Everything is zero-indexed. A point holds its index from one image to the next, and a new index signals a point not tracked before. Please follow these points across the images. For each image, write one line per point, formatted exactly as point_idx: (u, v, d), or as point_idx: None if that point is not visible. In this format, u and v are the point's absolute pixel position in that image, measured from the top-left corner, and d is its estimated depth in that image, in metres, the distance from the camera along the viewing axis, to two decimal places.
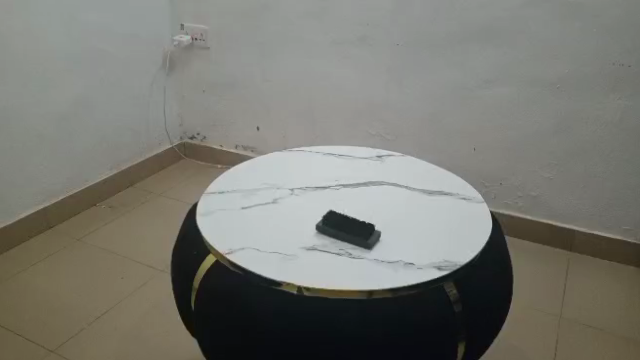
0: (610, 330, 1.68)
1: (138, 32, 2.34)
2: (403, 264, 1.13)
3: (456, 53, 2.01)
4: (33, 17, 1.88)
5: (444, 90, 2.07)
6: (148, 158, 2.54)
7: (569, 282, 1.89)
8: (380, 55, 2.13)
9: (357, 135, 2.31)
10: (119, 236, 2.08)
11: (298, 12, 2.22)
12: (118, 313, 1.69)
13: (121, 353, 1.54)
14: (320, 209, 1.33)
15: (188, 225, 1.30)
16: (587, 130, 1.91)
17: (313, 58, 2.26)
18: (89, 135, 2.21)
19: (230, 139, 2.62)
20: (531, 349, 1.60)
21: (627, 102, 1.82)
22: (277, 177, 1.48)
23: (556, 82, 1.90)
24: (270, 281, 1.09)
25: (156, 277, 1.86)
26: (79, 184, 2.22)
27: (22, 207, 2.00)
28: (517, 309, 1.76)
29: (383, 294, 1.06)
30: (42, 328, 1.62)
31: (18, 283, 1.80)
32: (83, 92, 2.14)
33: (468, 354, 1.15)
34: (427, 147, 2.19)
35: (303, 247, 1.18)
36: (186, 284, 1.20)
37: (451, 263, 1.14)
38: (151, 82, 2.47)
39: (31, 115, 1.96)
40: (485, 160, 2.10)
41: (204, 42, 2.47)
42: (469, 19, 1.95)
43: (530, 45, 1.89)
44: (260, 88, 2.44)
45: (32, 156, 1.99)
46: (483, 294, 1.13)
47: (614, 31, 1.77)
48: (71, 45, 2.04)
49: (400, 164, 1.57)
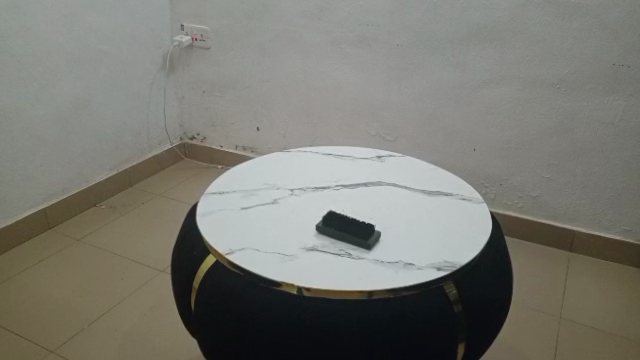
0: (609, 330, 1.69)
1: (138, 31, 2.33)
2: (403, 264, 1.12)
3: (455, 54, 2.01)
4: (34, 17, 1.88)
5: (443, 91, 2.07)
6: (147, 158, 2.54)
7: (569, 283, 1.90)
8: (380, 55, 2.13)
9: (357, 135, 2.31)
10: (119, 236, 2.08)
11: (297, 12, 2.21)
12: (118, 313, 1.69)
13: (122, 354, 1.53)
14: (320, 209, 1.33)
15: (189, 225, 1.30)
16: (587, 130, 1.91)
17: (313, 58, 2.26)
18: (89, 135, 2.21)
19: (230, 139, 2.62)
20: (532, 349, 1.60)
21: (626, 103, 1.83)
22: (277, 177, 1.48)
23: (556, 83, 1.90)
24: (269, 281, 1.08)
25: (156, 278, 1.85)
26: (80, 184, 2.22)
27: (23, 207, 2.00)
28: (518, 309, 1.76)
29: (383, 294, 1.06)
30: (41, 328, 1.61)
31: (18, 283, 1.79)
32: (83, 92, 2.13)
33: (469, 354, 1.15)
34: (427, 147, 2.19)
35: (303, 248, 1.17)
36: (186, 285, 1.20)
37: (452, 263, 1.13)
38: (151, 81, 2.46)
39: (31, 115, 1.95)
40: (486, 161, 2.11)
41: (204, 42, 2.46)
42: (469, 19, 1.95)
43: (530, 46, 1.90)
44: (259, 87, 2.43)
45: (32, 156, 1.99)
46: (483, 294, 1.14)
47: (614, 31, 1.77)
48: (70, 44, 2.03)
49: (399, 164, 1.58)
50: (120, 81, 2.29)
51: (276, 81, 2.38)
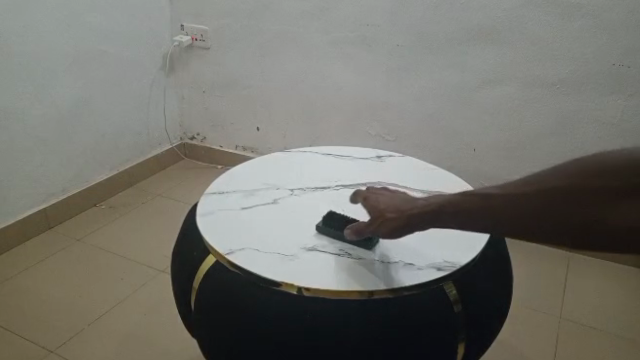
0: (609, 330, 1.69)
1: (138, 31, 2.33)
2: (403, 264, 1.13)
3: (455, 54, 2.01)
4: (34, 17, 1.88)
5: (444, 90, 2.07)
6: (147, 158, 2.54)
7: (569, 283, 1.90)
8: (380, 56, 2.13)
9: (357, 136, 2.31)
10: (119, 236, 2.08)
11: (297, 12, 2.21)
12: (119, 313, 1.69)
13: (121, 354, 1.53)
14: (321, 209, 1.33)
15: (190, 226, 1.30)
16: (587, 130, 1.91)
17: (313, 58, 2.26)
18: (89, 135, 2.21)
19: (231, 139, 2.62)
20: (531, 349, 1.60)
21: (626, 103, 1.83)
22: (278, 177, 1.48)
23: (556, 83, 1.90)
24: (269, 281, 1.08)
25: (157, 278, 1.85)
26: (79, 184, 2.22)
27: (24, 207, 2.00)
28: (517, 309, 1.76)
29: (383, 294, 1.06)
30: (41, 328, 1.61)
31: (18, 283, 1.79)
32: (83, 92, 2.13)
33: (469, 354, 1.15)
34: (426, 147, 2.19)
35: (303, 248, 1.17)
36: (186, 284, 1.20)
37: (452, 263, 1.13)
38: (151, 81, 2.46)
39: (31, 115, 1.95)
40: (486, 161, 2.11)
41: (204, 42, 2.46)
42: (469, 20, 1.95)
43: (531, 46, 1.90)
44: (260, 88, 2.43)
45: (32, 156, 1.99)
46: (483, 294, 1.14)
47: (614, 31, 1.77)
48: (70, 44, 2.03)
49: (400, 164, 1.58)
50: (120, 80, 2.29)
51: (277, 81, 2.38)
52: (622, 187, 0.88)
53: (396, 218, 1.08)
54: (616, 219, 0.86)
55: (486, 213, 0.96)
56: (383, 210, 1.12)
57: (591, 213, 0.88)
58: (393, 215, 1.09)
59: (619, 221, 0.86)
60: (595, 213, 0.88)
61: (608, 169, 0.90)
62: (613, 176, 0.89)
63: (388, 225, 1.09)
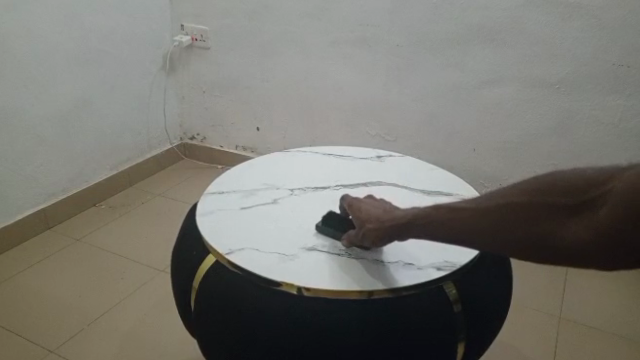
0: (609, 330, 1.69)
1: (138, 30, 2.33)
2: (403, 264, 1.14)
3: (455, 54, 2.01)
4: (34, 17, 1.88)
5: (444, 90, 2.07)
6: (147, 158, 2.54)
7: (569, 283, 1.90)
8: (380, 56, 2.13)
9: (357, 136, 2.31)
10: (119, 236, 2.08)
11: (297, 12, 2.21)
12: (119, 313, 1.69)
13: (121, 354, 1.53)
14: (321, 209, 1.33)
15: (189, 226, 1.30)
16: (587, 130, 1.91)
17: (313, 57, 2.26)
18: (89, 135, 2.21)
19: (231, 139, 2.62)
20: (531, 349, 1.60)
21: (626, 103, 1.83)
22: (277, 177, 1.48)
23: (556, 83, 1.90)
24: (269, 281, 1.08)
25: (157, 278, 1.85)
26: (79, 184, 2.22)
27: (23, 207, 2.00)
28: (517, 309, 1.77)
29: (383, 293, 1.06)
30: (41, 328, 1.61)
31: (18, 283, 1.79)
32: (83, 91, 2.13)
33: (469, 354, 1.15)
34: (426, 147, 2.19)
35: (303, 247, 1.18)
36: (186, 284, 1.20)
37: (451, 263, 1.14)
38: (151, 81, 2.46)
39: (31, 115, 1.95)
40: (486, 161, 2.11)
41: (204, 42, 2.46)
42: (469, 20, 1.95)
43: (530, 46, 1.90)
44: (260, 87, 2.43)
45: (32, 155, 1.99)
46: (483, 294, 1.14)
47: (614, 31, 1.77)
48: (70, 43, 2.03)
49: (400, 164, 1.58)
50: (120, 80, 2.29)
51: (276, 81, 2.38)
52: (576, 205, 0.83)
53: (376, 227, 1.09)
54: (563, 235, 0.82)
55: (449, 228, 0.95)
56: (365, 219, 1.13)
57: (540, 228, 0.85)
58: (373, 225, 1.10)
59: (567, 237, 0.81)
60: (543, 228, 0.84)
61: (567, 186, 0.85)
62: (570, 194, 0.84)
63: (371, 235, 1.10)
